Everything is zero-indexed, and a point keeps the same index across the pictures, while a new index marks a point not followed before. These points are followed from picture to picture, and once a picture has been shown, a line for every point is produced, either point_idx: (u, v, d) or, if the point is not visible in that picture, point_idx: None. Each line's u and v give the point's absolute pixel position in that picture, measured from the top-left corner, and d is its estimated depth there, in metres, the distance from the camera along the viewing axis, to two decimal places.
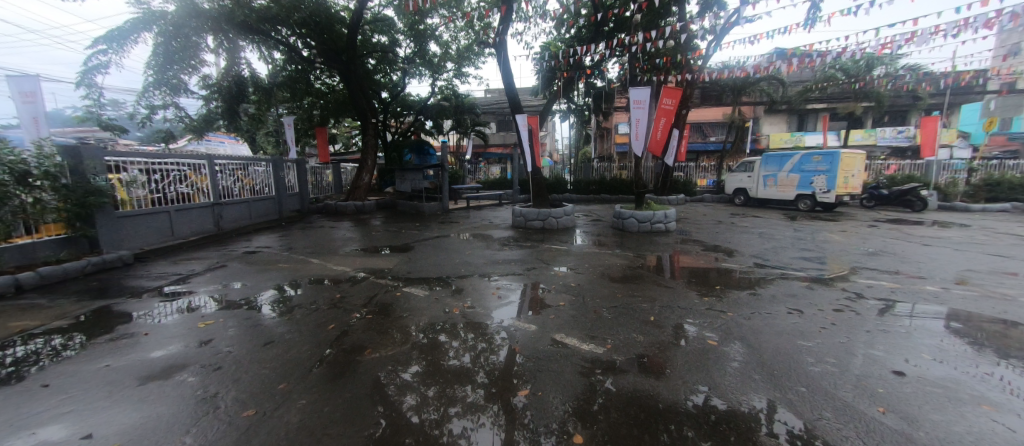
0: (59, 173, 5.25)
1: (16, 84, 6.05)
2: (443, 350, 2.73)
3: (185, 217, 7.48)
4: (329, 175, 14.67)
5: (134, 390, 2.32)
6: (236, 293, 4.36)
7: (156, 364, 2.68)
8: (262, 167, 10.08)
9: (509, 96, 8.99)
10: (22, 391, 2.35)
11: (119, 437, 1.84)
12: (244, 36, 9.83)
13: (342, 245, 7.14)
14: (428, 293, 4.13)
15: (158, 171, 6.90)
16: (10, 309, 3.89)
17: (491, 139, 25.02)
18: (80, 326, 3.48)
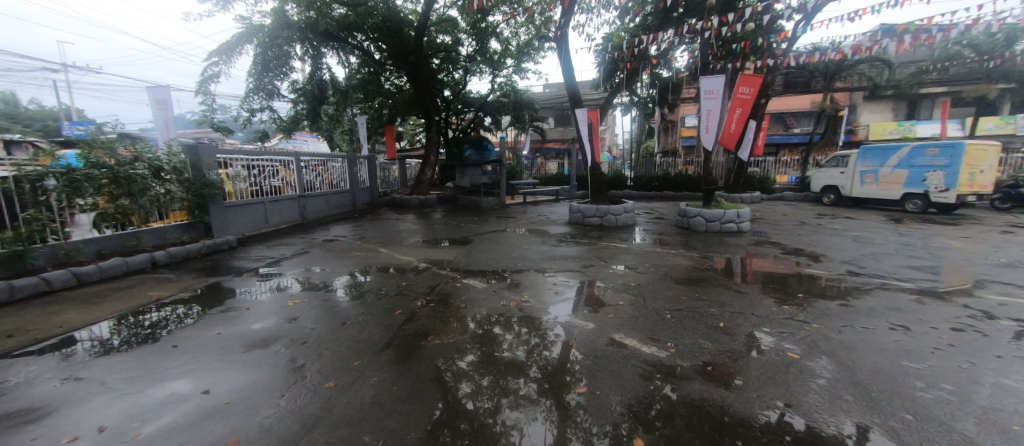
0: (183, 168, 6.20)
1: (153, 94, 7.31)
2: (498, 341, 2.80)
3: (276, 208, 8.44)
4: (395, 170, 15.61)
5: (239, 356, 2.69)
6: (318, 277, 4.84)
7: (256, 335, 3.08)
8: (339, 163, 11.01)
9: (569, 90, 8.86)
10: (158, 349, 2.85)
11: (230, 394, 2.16)
12: (325, 43, 10.76)
13: (407, 236, 7.57)
14: (487, 286, 4.25)
15: (256, 166, 7.85)
16: (148, 282, 4.70)
17: (549, 134, 24.91)
18: (198, 299, 4.11)
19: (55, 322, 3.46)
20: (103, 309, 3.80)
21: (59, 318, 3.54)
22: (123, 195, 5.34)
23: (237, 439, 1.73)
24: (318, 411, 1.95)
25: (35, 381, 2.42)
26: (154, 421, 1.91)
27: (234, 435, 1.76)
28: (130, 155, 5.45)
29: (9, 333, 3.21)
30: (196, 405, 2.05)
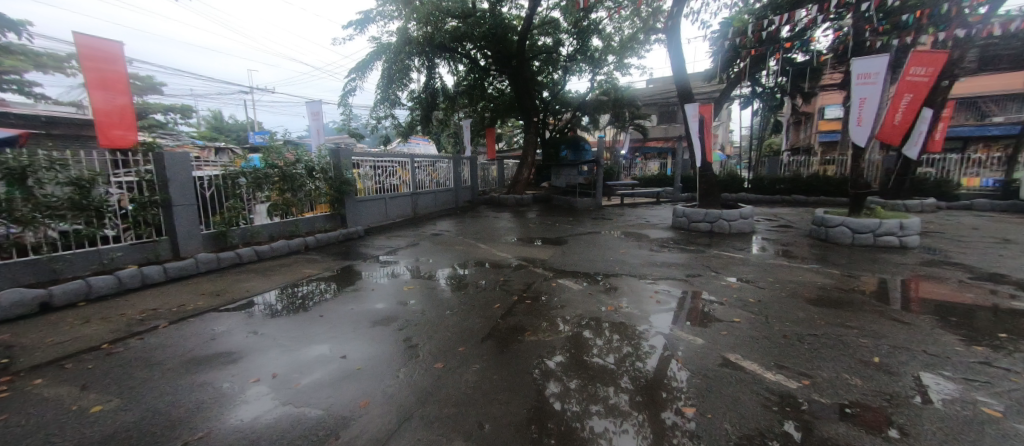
0: (328, 168, 7.45)
1: (310, 107, 8.90)
2: (588, 345, 2.74)
3: (394, 203, 9.57)
4: (494, 170, 16.37)
5: (367, 330, 3.13)
6: (427, 267, 5.36)
7: (379, 313, 3.55)
8: (445, 164, 12.00)
9: (678, 84, 8.20)
10: (310, 317, 3.49)
11: (361, 362, 2.52)
12: (438, 54, 11.79)
13: (504, 233, 7.88)
14: (582, 288, 4.19)
15: (380, 167, 9.02)
16: (301, 261, 5.77)
17: (651, 132, 23.45)
18: (336, 278, 4.90)
19: (243, 287, 4.48)
20: (273, 280, 4.79)
21: (246, 285, 4.57)
22: (288, 189, 6.65)
23: (365, 401, 2.02)
24: (428, 387, 2.16)
25: (232, 332, 3.17)
26: (307, 375, 2.34)
27: (365, 398, 2.06)
28: (293, 157, 6.76)
29: (216, 293, 4.25)
30: (337, 367, 2.46)
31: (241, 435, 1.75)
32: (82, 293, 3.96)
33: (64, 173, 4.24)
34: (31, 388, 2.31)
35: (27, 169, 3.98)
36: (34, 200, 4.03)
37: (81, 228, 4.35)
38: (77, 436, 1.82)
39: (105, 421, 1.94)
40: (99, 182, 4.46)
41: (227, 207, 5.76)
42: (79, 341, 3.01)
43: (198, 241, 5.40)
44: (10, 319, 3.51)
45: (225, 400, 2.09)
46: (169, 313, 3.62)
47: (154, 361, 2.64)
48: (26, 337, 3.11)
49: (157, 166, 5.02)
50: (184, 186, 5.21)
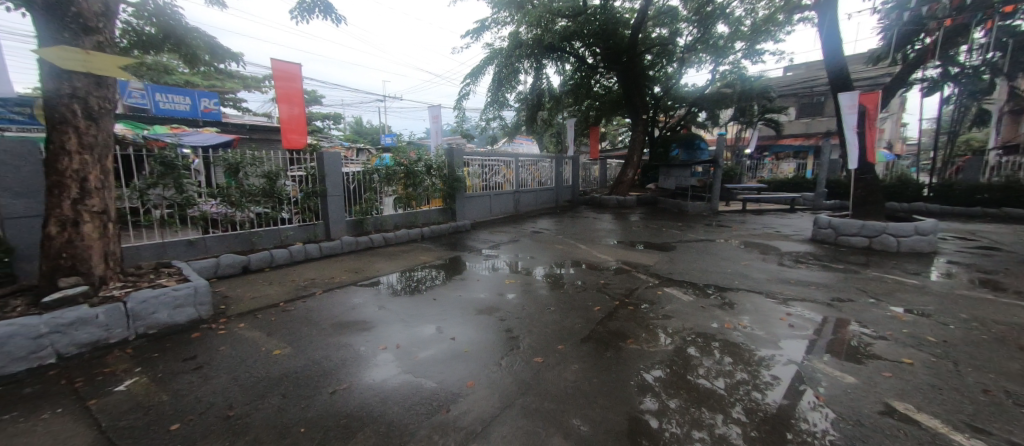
0: (443, 166, 8.19)
1: (431, 112, 9.89)
2: (695, 364, 2.50)
3: (498, 200, 10.07)
4: (597, 170, 15.97)
5: (473, 316, 3.38)
6: (526, 263, 5.52)
7: (484, 303, 3.79)
8: (548, 164, 12.17)
9: (831, 71, 6.87)
10: (425, 299, 3.91)
11: (467, 345, 2.74)
12: (546, 55, 11.91)
13: (604, 235, 7.64)
14: (693, 300, 3.83)
15: (487, 166, 9.57)
16: (418, 249, 6.47)
17: (787, 128, 20.10)
18: (447, 266, 5.37)
19: (374, 268, 5.23)
20: (397, 263, 5.49)
21: (376, 266, 5.32)
22: (410, 184, 7.52)
23: (472, 382, 2.18)
24: (527, 379, 2.23)
25: (366, 304, 3.74)
26: (423, 350, 2.63)
27: (470, 379, 2.22)
28: (415, 156, 7.60)
29: (355, 271, 5.07)
30: (448, 346, 2.71)
31: (373, 393, 2.06)
32: (267, 261, 5.11)
33: (261, 168, 5.49)
34: (236, 330, 3.07)
35: (239, 165, 5.28)
36: (242, 188, 5.31)
37: (268, 211, 5.59)
38: (264, 371, 2.37)
39: (281, 362, 2.48)
40: (282, 175, 5.67)
41: (365, 199, 6.79)
42: (265, 298, 3.89)
43: (342, 226, 6.46)
44: (225, 276, 4.71)
45: (362, 361, 2.48)
46: (323, 284, 4.43)
47: (311, 321, 3.26)
48: (234, 290, 4.14)
49: (318, 163, 6.14)
50: (336, 181, 6.29)
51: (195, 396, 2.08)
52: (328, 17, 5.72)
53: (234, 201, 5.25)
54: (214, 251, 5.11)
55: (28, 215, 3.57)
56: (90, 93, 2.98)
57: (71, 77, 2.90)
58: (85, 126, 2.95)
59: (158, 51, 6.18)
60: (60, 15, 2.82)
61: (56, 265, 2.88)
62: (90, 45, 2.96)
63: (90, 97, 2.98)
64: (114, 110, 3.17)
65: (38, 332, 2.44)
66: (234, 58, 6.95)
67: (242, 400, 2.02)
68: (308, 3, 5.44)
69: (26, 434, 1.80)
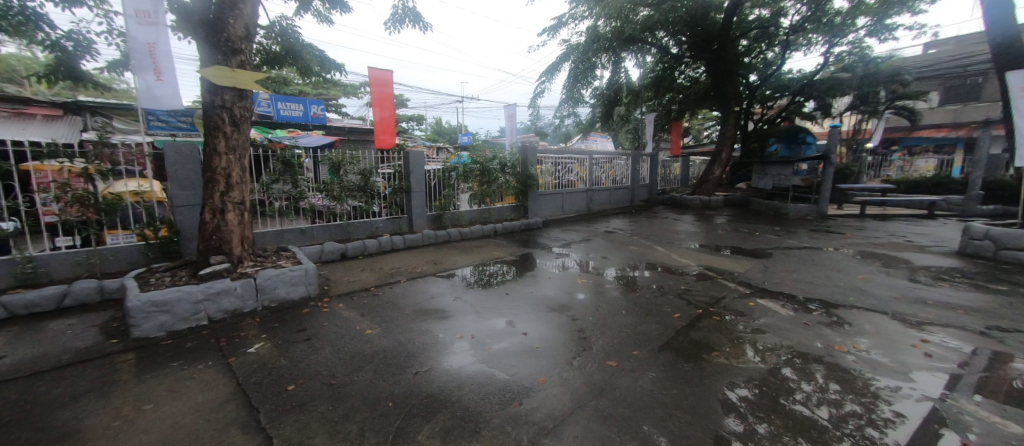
0: (517, 164, 8.35)
1: (507, 110, 10.10)
2: (795, 388, 2.21)
3: (571, 198, 9.96)
4: (678, 168, 14.92)
5: (544, 313, 3.40)
6: (599, 263, 5.38)
7: (556, 301, 3.78)
8: (623, 161, 11.71)
9: (996, 45, 5.55)
10: (498, 293, 4.03)
11: (540, 341, 2.76)
12: (625, 48, 11.35)
13: (686, 238, 7.12)
14: (794, 315, 3.38)
15: (560, 164, 9.52)
16: (492, 244, 6.69)
17: (925, 118, 16.68)
18: (519, 262, 5.47)
19: (451, 260, 5.52)
20: (471, 257, 5.73)
21: (454, 259, 5.62)
22: (485, 182, 7.79)
23: (544, 379, 2.19)
24: (599, 382, 2.18)
25: (444, 294, 3.97)
26: (497, 343, 2.72)
27: (543, 375, 2.24)
28: (490, 154, 7.87)
29: (435, 262, 5.41)
30: (520, 341, 2.76)
31: (450, 378, 2.18)
32: (361, 249, 5.70)
33: (358, 166, 6.13)
34: (336, 309, 3.48)
35: (340, 163, 5.95)
36: (341, 184, 5.97)
37: (362, 205, 6.21)
38: (359, 347, 2.65)
39: (372, 341, 2.75)
40: (374, 172, 6.27)
41: (444, 195, 7.20)
42: (359, 283, 4.35)
43: (424, 220, 6.94)
44: (327, 261, 5.36)
45: (441, 347, 2.64)
46: (407, 273, 4.81)
47: (397, 306, 3.57)
48: (335, 274, 4.70)
49: (404, 161, 6.66)
50: (419, 178, 6.76)
51: (305, 363, 2.41)
52: (416, 26, 6.16)
53: (335, 195, 5.93)
54: (319, 239, 5.85)
55: (190, 204, 4.44)
56: (235, 104, 3.59)
57: (222, 91, 3.52)
58: (230, 131, 3.56)
59: (280, 66, 7.20)
60: (217, 43, 3.46)
61: (209, 245, 3.55)
62: (235, 64, 3.55)
63: (235, 107, 3.59)
64: (251, 117, 3.74)
65: (196, 298, 3.04)
66: (338, 68, 7.84)
67: (341, 371, 2.29)
68: (400, 14, 5.92)
69: (187, 379, 2.25)
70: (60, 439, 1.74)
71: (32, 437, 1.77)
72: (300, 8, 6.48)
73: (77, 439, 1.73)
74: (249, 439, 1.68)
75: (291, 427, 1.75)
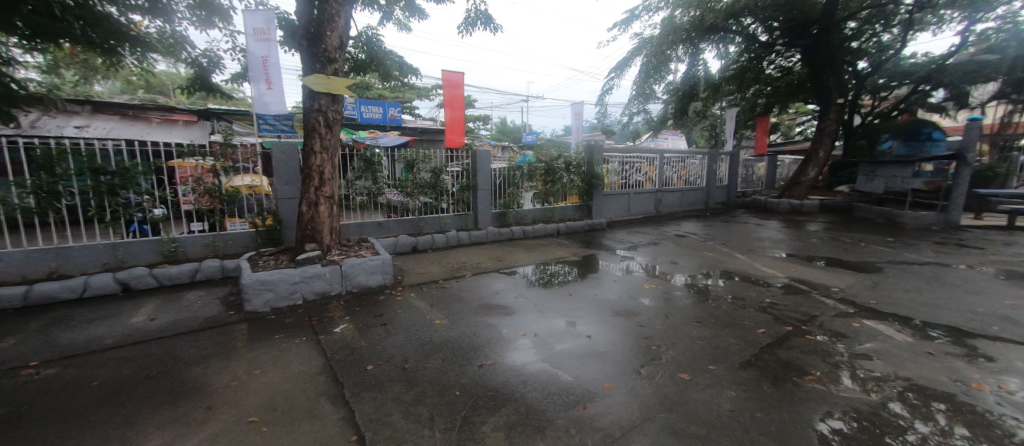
0: (582, 163, 8.19)
1: (573, 108, 9.85)
2: (913, 427, 1.87)
3: (638, 199, 9.53)
4: (763, 168, 13.52)
5: (609, 317, 3.29)
6: (668, 269, 5.08)
7: (622, 305, 3.64)
8: (698, 160, 10.91)
9: None
10: (561, 293, 3.99)
11: (605, 346, 2.68)
12: (705, 38, 10.52)
13: (770, 246, 6.43)
14: (913, 342, 2.87)
15: (628, 163, 9.14)
16: (554, 243, 6.64)
17: None
18: (582, 264, 5.36)
19: (514, 258, 5.60)
20: (534, 256, 5.75)
21: (516, 256, 5.69)
22: (549, 181, 7.77)
23: (610, 385, 2.13)
24: (670, 395, 2.06)
25: (507, 291, 4.05)
26: (560, 343, 2.70)
27: (608, 381, 2.18)
28: (555, 153, 7.84)
29: (498, 259, 5.52)
30: (584, 343, 2.71)
31: (514, 374, 2.22)
32: (430, 243, 6.02)
33: (429, 164, 6.48)
34: (409, 298, 3.71)
35: (414, 161, 6.32)
36: (414, 181, 6.36)
37: (432, 201, 6.57)
38: (429, 336, 2.81)
39: (441, 331, 2.90)
40: (444, 170, 6.58)
41: (508, 193, 7.31)
42: (428, 275, 4.60)
43: (488, 217, 7.11)
44: (400, 253, 5.75)
45: (505, 343, 2.69)
46: (472, 268, 4.98)
47: (463, 299, 3.71)
48: (407, 266, 5.02)
49: (472, 160, 6.89)
50: (486, 176, 6.94)
51: (382, 346, 2.61)
52: (487, 28, 6.32)
53: (408, 191, 6.32)
54: (393, 232, 6.28)
55: (290, 197, 5.04)
56: (329, 108, 3.99)
57: (318, 96, 3.94)
58: (325, 132, 3.97)
59: (364, 72, 7.82)
60: (316, 54, 3.87)
61: (304, 234, 4.00)
62: (330, 72, 3.95)
63: (329, 110, 3.99)
64: (341, 120, 4.13)
65: (294, 280, 3.45)
66: (414, 72, 8.34)
67: (413, 357, 2.44)
68: (471, 18, 6.13)
69: (286, 351, 2.56)
70: (193, 391, 2.09)
71: (174, 386, 2.15)
72: (383, 18, 7.00)
73: (205, 392, 2.07)
74: (337, 410, 1.87)
75: (371, 403, 1.90)
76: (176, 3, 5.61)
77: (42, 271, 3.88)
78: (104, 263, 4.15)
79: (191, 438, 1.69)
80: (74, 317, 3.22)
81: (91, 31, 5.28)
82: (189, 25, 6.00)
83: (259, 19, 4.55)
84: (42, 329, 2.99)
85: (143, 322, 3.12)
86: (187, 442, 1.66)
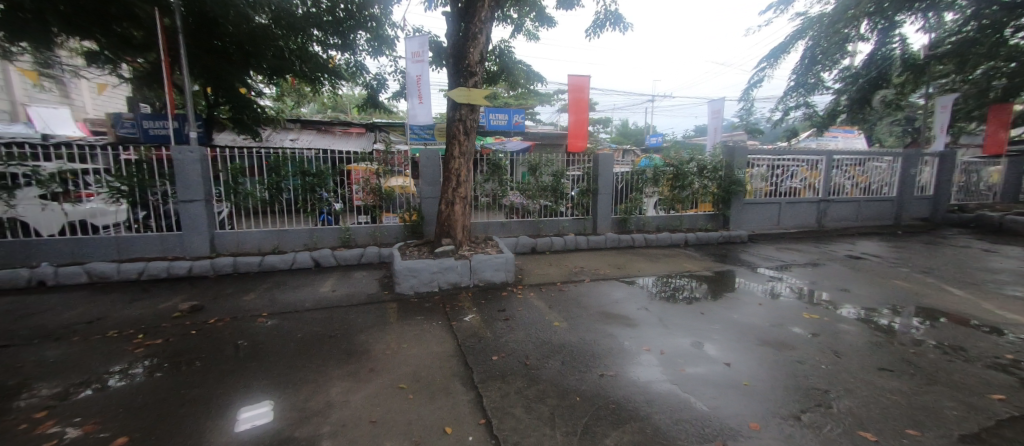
0: (719, 167, 7.28)
1: (712, 106, 8.55)
2: None
3: (792, 209, 8.00)
4: (995, 174, 9.92)
5: (754, 345, 2.83)
6: (837, 297, 4.11)
7: (772, 334, 3.07)
8: (886, 162, 8.59)
9: None
10: (692, 311, 3.59)
11: (748, 378, 2.31)
12: (906, 7, 8.14)
13: (1008, 280, 4.66)
14: None
15: (779, 166, 7.76)
16: (682, 255, 6.05)
17: None
18: (715, 280, 4.74)
19: (636, 267, 5.30)
20: (657, 267, 5.35)
21: (638, 266, 5.37)
22: (677, 186, 7.13)
23: (757, 425, 1.82)
24: None
25: (627, 301, 3.84)
26: (692, 366, 2.43)
27: (755, 419, 1.88)
28: (686, 156, 7.13)
29: (618, 267, 5.30)
30: (722, 371, 2.38)
31: (638, 390, 2.08)
32: (548, 246, 6.14)
33: (551, 168, 6.63)
34: (529, 297, 3.85)
35: (537, 165, 6.54)
36: (536, 184, 6.57)
37: (551, 204, 6.67)
38: (548, 336, 2.85)
39: (560, 333, 2.92)
40: (565, 174, 6.64)
41: (630, 198, 6.95)
42: (547, 276, 4.69)
43: (608, 223, 6.90)
44: (520, 252, 5.99)
45: (626, 355, 2.55)
46: (590, 273, 4.90)
47: (583, 305, 3.67)
48: (527, 265, 5.22)
49: (594, 163, 6.77)
50: (607, 180, 6.75)
51: (505, 340, 2.76)
52: (617, 28, 6.14)
53: (530, 194, 6.56)
54: (515, 232, 6.59)
55: (430, 197, 5.74)
56: (468, 117, 4.40)
57: (460, 107, 4.39)
58: (463, 139, 4.40)
59: (495, 82, 8.36)
60: (460, 72, 4.33)
61: (442, 230, 4.50)
62: (471, 84, 4.36)
63: (467, 119, 4.41)
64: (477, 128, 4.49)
65: (433, 270, 3.91)
66: (540, 79, 8.62)
67: (534, 355, 2.51)
68: (601, 19, 6.04)
69: (425, 332, 2.92)
70: (360, 353, 2.55)
71: (346, 348, 2.65)
72: (515, 30, 7.43)
73: (367, 357, 2.49)
74: (467, 392, 2.04)
75: (496, 392, 2.02)
76: (359, 38, 7.05)
77: (270, 245, 5.26)
78: (304, 243, 5.38)
79: (359, 391, 2.06)
80: (285, 283, 4.27)
81: (305, 66, 6.93)
82: (365, 54, 7.36)
83: (414, 44, 5.35)
84: (268, 289, 4.04)
85: (327, 292, 3.94)
86: (355, 395, 2.02)
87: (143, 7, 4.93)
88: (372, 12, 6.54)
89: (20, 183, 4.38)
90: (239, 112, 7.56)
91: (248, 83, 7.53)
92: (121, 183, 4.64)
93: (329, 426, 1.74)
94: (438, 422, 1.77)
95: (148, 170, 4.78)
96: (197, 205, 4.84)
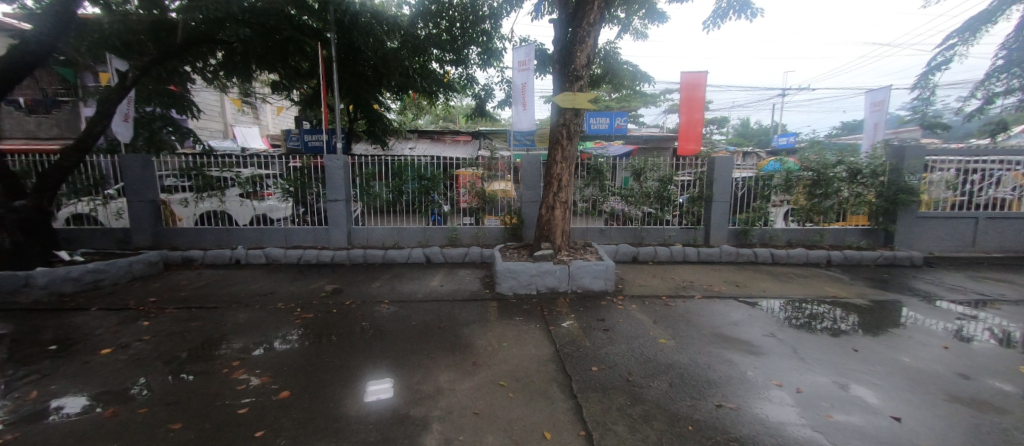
0: (880, 171, 5.90)
1: (873, 97, 6.92)
2: None
3: (996, 227, 6.06)
4: None
5: (937, 400, 2.19)
6: None
7: (965, 388, 2.34)
8: None
9: None
10: (840, 346, 2.95)
11: (927, 440, 1.80)
12: None
13: None
14: None
15: (976, 171, 5.96)
16: (823, 276, 5.06)
17: None
18: (869, 310, 3.84)
19: (759, 287, 4.60)
20: (786, 287, 4.59)
21: (762, 285, 4.66)
22: (817, 194, 5.99)
23: None
24: None
25: (749, 324, 3.34)
26: (842, 412, 1.99)
27: None
28: (832, 158, 5.93)
29: (736, 284, 4.66)
30: (887, 426, 1.89)
31: (767, 431, 1.78)
32: (652, 256, 5.74)
33: (658, 172, 6.17)
34: (630, 309, 3.63)
35: (642, 170, 6.14)
36: (640, 189, 6.19)
37: (656, 211, 6.23)
38: (653, 354, 2.64)
39: (665, 352, 2.68)
40: (673, 180, 6.13)
41: (754, 207, 6.09)
42: (650, 288, 4.37)
43: (723, 234, 6.16)
44: (621, 261, 5.71)
45: (750, 387, 2.22)
46: (701, 289, 4.42)
47: (693, 323, 3.31)
48: (628, 275, 4.95)
49: (708, 168, 6.12)
50: (725, 186, 6.04)
51: (606, 352, 2.64)
52: None
53: (633, 200, 6.21)
54: (616, 240, 6.30)
55: (531, 201, 5.85)
56: (571, 121, 4.37)
57: (564, 112, 4.39)
58: (565, 144, 4.39)
59: (598, 85, 8.12)
60: (567, 76, 4.33)
61: (542, 234, 4.54)
62: (576, 88, 4.33)
63: (571, 124, 4.39)
64: (581, 132, 4.42)
65: (532, 273, 3.97)
66: (648, 79, 8.14)
67: (638, 372, 2.35)
68: None
69: (524, 333, 2.97)
70: (464, 347, 2.71)
71: (452, 339, 2.84)
72: (622, 30, 7.17)
73: (471, 350, 2.64)
74: (566, 400, 2.00)
75: (597, 406, 1.94)
76: (471, 52, 7.62)
77: (392, 241, 5.98)
78: (419, 240, 5.98)
79: (464, 382, 2.18)
80: (402, 275, 4.80)
81: (424, 82, 7.70)
82: (475, 67, 7.87)
83: (522, 54, 5.51)
84: (389, 280, 4.58)
85: (437, 286, 4.31)
86: (461, 385, 2.15)
87: (310, 42, 6.13)
88: (484, 28, 7.14)
89: (228, 185, 5.78)
90: (372, 125, 8.76)
91: (380, 101, 8.68)
92: (290, 185, 5.79)
93: (439, 411, 1.88)
94: (538, 425, 1.76)
95: (308, 175, 5.88)
96: (339, 204, 5.76)
